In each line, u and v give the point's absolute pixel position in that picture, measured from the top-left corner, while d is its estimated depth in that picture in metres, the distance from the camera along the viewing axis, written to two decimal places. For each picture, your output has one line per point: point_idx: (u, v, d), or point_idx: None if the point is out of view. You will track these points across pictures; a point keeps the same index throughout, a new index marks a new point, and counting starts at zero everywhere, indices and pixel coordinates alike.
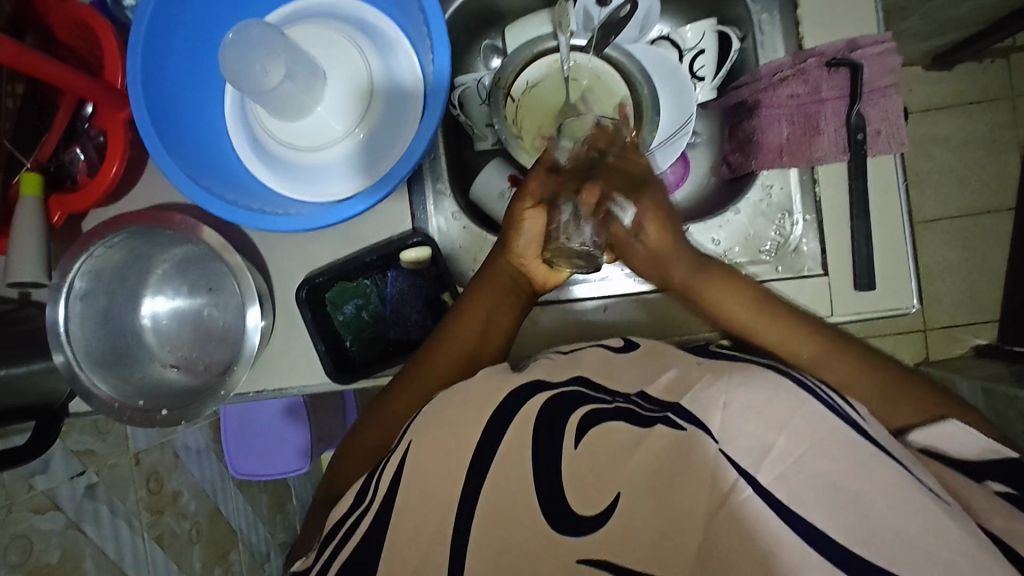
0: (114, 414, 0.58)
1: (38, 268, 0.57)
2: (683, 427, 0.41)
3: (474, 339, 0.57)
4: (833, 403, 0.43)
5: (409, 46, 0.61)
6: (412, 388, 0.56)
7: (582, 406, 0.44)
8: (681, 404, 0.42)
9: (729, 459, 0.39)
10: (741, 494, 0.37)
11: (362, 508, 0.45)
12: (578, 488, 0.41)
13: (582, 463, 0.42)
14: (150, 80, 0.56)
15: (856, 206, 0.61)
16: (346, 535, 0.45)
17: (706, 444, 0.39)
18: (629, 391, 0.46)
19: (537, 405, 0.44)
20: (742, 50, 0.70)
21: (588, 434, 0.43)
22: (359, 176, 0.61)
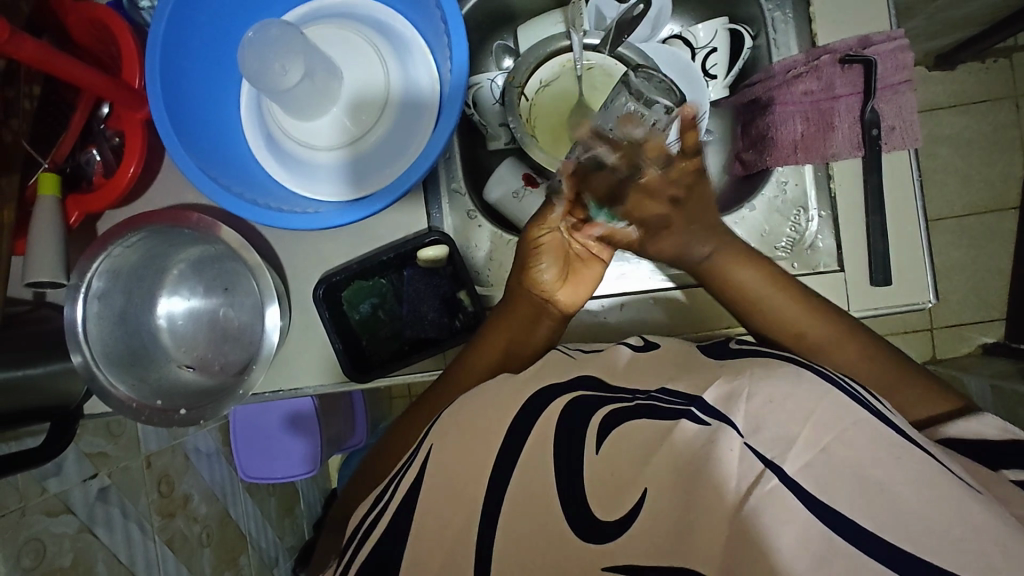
0: (132, 414, 0.58)
1: (57, 268, 0.57)
2: (709, 422, 0.40)
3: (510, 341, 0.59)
4: (857, 395, 0.42)
5: (424, 46, 0.61)
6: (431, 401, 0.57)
7: (604, 407, 0.44)
8: (705, 398, 0.42)
9: (755, 453, 0.37)
10: (768, 484, 0.36)
11: (384, 506, 0.46)
12: (599, 493, 0.40)
13: (603, 469, 0.41)
14: (167, 81, 0.56)
15: (870, 201, 0.62)
16: (370, 530, 0.45)
17: (730, 437, 0.38)
18: (648, 388, 0.45)
19: (552, 418, 0.44)
20: (755, 48, 0.70)
21: (608, 437, 0.42)
22: (373, 174, 0.61)
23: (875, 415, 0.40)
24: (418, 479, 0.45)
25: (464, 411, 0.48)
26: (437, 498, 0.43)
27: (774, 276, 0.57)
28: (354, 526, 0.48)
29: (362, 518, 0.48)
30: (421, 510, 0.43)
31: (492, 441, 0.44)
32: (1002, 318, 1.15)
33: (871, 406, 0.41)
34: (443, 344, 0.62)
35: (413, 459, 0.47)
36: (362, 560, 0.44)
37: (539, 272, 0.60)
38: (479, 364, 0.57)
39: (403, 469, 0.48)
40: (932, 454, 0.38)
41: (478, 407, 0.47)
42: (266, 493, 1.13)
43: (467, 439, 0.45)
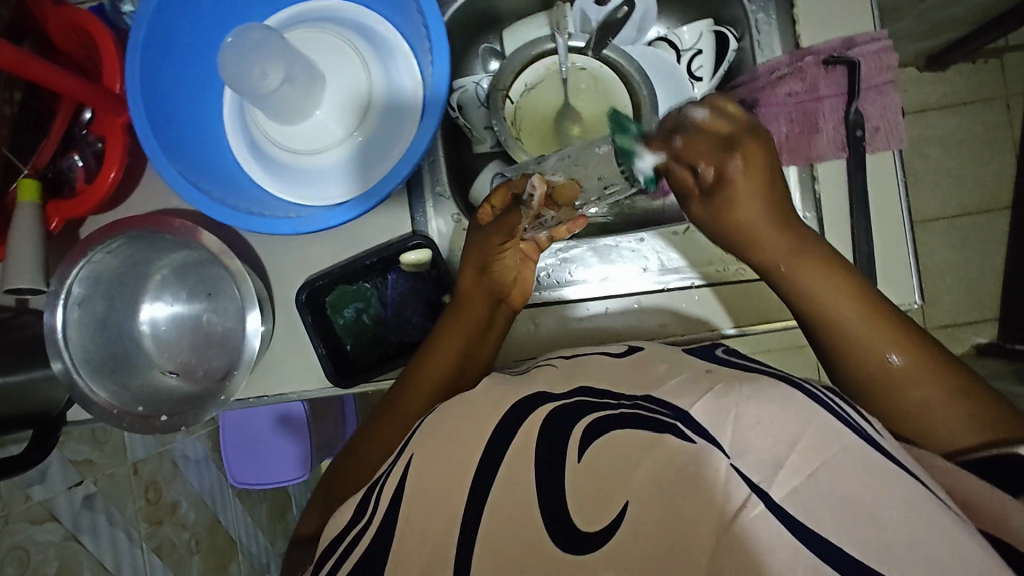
0: (113, 421, 0.57)
1: (37, 274, 0.57)
2: (694, 440, 0.39)
3: (472, 340, 0.58)
4: (836, 409, 0.41)
5: (406, 49, 0.61)
6: (395, 419, 0.55)
7: (585, 417, 0.43)
8: (692, 413, 0.42)
9: (742, 475, 0.37)
10: (754, 510, 0.35)
11: (367, 516, 0.45)
12: (583, 505, 0.40)
13: (587, 479, 0.40)
14: (148, 86, 0.56)
15: (856, 202, 0.61)
16: (349, 547, 0.44)
17: (716, 458, 0.38)
18: (634, 394, 0.45)
19: (537, 422, 0.44)
20: (739, 51, 0.69)
21: (592, 446, 0.41)
22: (355, 179, 0.61)
23: (861, 436, 0.39)
24: (397, 487, 0.44)
25: (446, 419, 0.47)
26: (417, 507, 0.43)
27: (833, 269, 0.52)
28: (334, 535, 0.47)
29: (339, 531, 0.47)
30: (401, 518, 0.43)
31: (473, 447, 0.44)
32: (996, 317, 1.14)
33: (856, 427, 0.40)
34: None
35: (392, 469, 0.47)
36: (341, 569, 0.43)
37: (496, 276, 0.60)
38: (433, 369, 0.57)
39: (381, 478, 0.47)
40: (907, 469, 0.38)
41: (460, 416, 0.47)
42: (257, 499, 1.12)
43: (446, 446, 0.45)
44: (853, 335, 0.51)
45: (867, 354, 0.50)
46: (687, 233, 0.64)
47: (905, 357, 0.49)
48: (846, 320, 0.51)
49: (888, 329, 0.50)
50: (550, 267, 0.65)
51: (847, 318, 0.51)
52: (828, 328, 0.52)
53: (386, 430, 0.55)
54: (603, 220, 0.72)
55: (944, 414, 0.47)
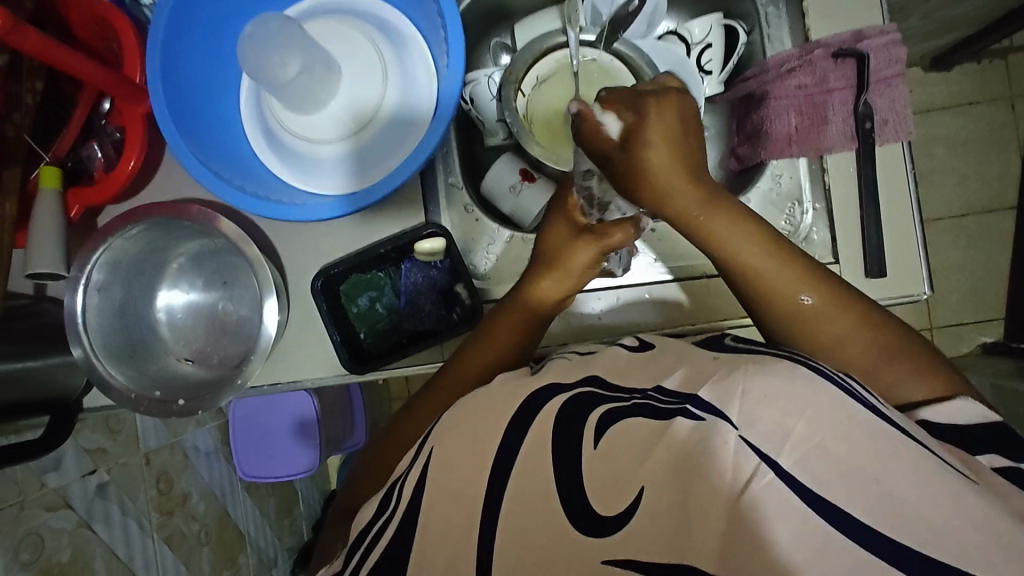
0: (130, 405, 0.58)
1: (58, 259, 0.57)
2: (703, 417, 0.40)
3: (497, 354, 0.57)
4: (850, 389, 0.41)
5: (421, 40, 0.62)
6: (423, 418, 0.57)
7: (601, 406, 0.44)
8: (701, 396, 0.42)
9: (751, 446, 0.38)
10: (763, 479, 0.36)
11: (386, 515, 0.46)
12: (598, 487, 0.41)
13: (602, 464, 0.41)
14: (168, 76, 0.57)
15: (865, 193, 0.62)
16: (373, 540, 0.45)
17: (726, 431, 0.39)
18: (644, 387, 0.46)
19: (556, 407, 0.45)
20: (750, 44, 0.70)
21: (608, 432, 0.42)
22: (371, 167, 0.62)
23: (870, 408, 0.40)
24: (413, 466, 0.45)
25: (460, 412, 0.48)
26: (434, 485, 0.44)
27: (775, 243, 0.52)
28: (359, 532, 0.48)
29: (363, 527, 0.48)
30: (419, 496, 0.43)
31: (490, 431, 0.45)
32: (1001, 317, 1.15)
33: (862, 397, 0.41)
34: (441, 336, 0.62)
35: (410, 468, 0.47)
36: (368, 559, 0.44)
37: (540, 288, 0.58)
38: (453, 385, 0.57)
39: (402, 476, 0.48)
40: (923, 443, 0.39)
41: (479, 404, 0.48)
42: (265, 493, 1.14)
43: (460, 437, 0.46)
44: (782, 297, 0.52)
45: (791, 311, 0.51)
46: None
47: (828, 316, 0.51)
48: (773, 283, 0.52)
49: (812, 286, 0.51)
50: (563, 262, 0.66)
51: (773, 281, 0.52)
52: (760, 295, 0.52)
53: (419, 419, 0.57)
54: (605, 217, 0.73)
55: (883, 374, 0.49)
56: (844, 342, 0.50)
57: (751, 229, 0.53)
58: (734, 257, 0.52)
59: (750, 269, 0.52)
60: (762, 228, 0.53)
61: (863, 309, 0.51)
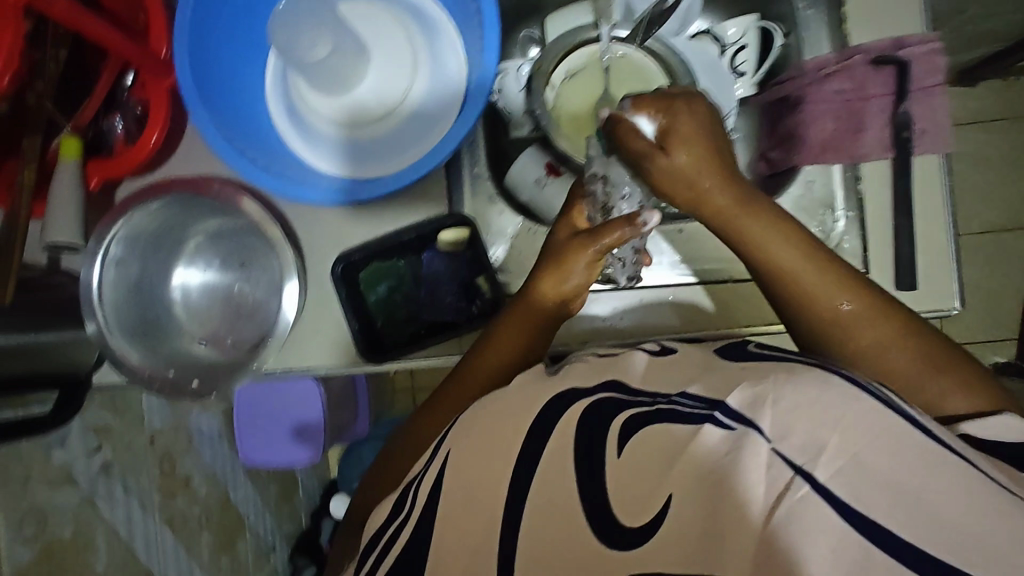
0: (144, 383, 0.57)
1: (76, 232, 0.56)
2: (732, 427, 0.38)
3: (515, 357, 0.55)
4: (885, 398, 0.39)
5: (453, 27, 0.61)
6: (435, 415, 0.56)
7: (623, 412, 0.43)
8: (727, 403, 0.40)
9: (784, 458, 0.36)
10: (798, 492, 0.34)
11: (402, 517, 0.47)
12: (624, 497, 0.39)
13: (626, 473, 0.40)
14: (196, 50, 0.55)
15: (899, 204, 0.61)
16: (390, 540, 0.46)
17: (756, 442, 0.37)
18: (669, 392, 0.44)
19: (576, 416, 0.43)
20: (785, 46, 0.69)
21: (630, 439, 0.41)
22: (398, 154, 0.61)
23: (909, 419, 0.38)
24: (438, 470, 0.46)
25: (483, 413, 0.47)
26: None
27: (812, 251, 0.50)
28: (374, 532, 0.49)
29: (379, 528, 0.49)
30: None
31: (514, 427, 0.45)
32: (1017, 337, 1.13)
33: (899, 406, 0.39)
34: (462, 329, 0.61)
35: (428, 466, 0.48)
36: (384, 566, 0.45)
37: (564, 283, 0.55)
38: (469, 386, 0.55)
39: (418, 476, 0.49)
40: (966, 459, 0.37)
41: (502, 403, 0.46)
42: (266, 479, 1.13)
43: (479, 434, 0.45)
44: (813, 300, 0.50)
45: (828, 318, 0.50)
46: None
47: (867, 323, 0.49)
48: (813, 287, 0.50)
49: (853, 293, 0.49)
50: None
51: (811, 286, 0.50)
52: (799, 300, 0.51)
53: (437, 414, 0.56)
54: None
55: (921, 386, 0.48)
56: (884, 350, 0.49)
57: (786, 233, 0.51)
58: (774, 262, 0.51)
59: (782, 275, 0.50)
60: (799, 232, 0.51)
61: (897, 317, 0.49)
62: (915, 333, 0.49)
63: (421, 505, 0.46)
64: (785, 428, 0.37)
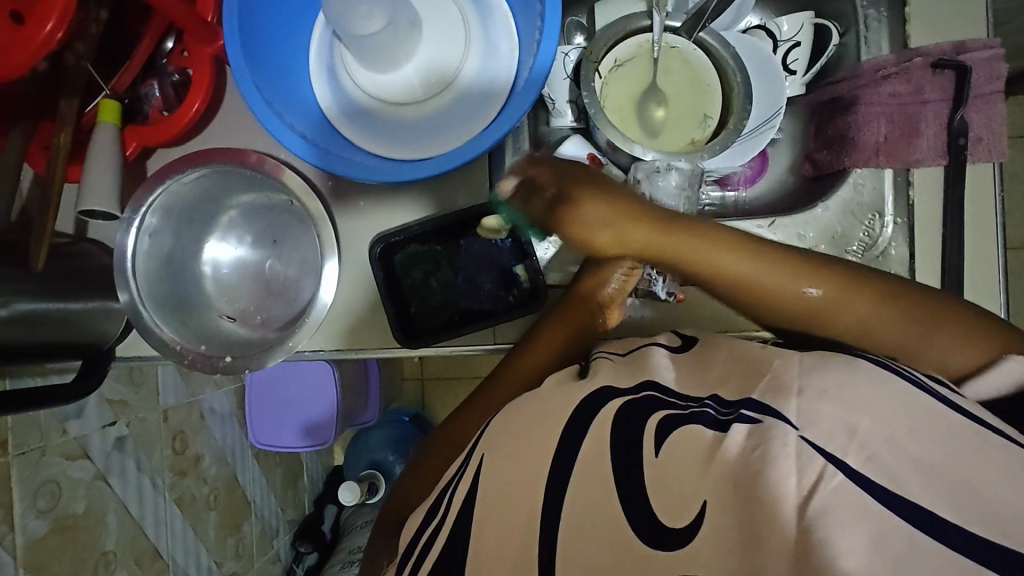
0: (176, 357, 0.55)
1: (110, 198, 0.54)
2: (760, 419, 0.34)
3: (553, 358, 0.55)
4: (920, 383, 0.37)
5: (506, 7, 0.59)
6: (474, 415, 0.56)
7: (659, 411, 0.39)
8: (753, 399, 0.37)
9: (814, 447, 0.32)
10: (832, 482, 0.30)
11: (437, 522, 0.44)
12: (664, 498, 0.34)
13: (665, 473, 0.35)
14: (246, 16, 0.53)
15: (950, 212, 0.60)
16: (427, 544, 0.44)
17: (784, 431, 0.33)
18: (700, 397, 0.41)
19: (612, 412, 0.40)
20: (840, 46, 0.67)
21: (667, 439, 0.37)
22: (445, 135, 0.59)
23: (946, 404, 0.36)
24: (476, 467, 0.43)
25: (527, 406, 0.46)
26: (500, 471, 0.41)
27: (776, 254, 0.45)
28: (411, 534, 0.47)
29: (415, 532, 0.47)
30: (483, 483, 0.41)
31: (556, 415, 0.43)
32: None
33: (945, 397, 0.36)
34: (501, 316, 0.59)
35: (463, 468, 0.46)
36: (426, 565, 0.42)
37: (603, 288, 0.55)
38: (507, 388, 0.55)
39: (455, 476, 0.46)
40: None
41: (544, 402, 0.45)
42: (272, 462, 1.12)
43: (524, 424, 0.44)
44: (769, 293, 0.45)
45: (801, 309, 0.44)
46: (772, 227, 0.63)
47: (846, 303, 0.43)
48: (773, 283, 0.45)
49: (815, 279, 0.44)
50: None
51: (772, 285, 0.45)
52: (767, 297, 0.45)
53: (478, 413, 0.56)
54: None
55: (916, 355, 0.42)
56: (870, 329, 0.43)
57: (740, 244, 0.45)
58: (722, 276, 0.46)
59: (742, 282, 0.45)
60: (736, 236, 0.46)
61: (869, 287, 0.44)
62: (887, 295, 0.43)
63: (459, 504, 0.43)
64: (813, 416, 0.34)
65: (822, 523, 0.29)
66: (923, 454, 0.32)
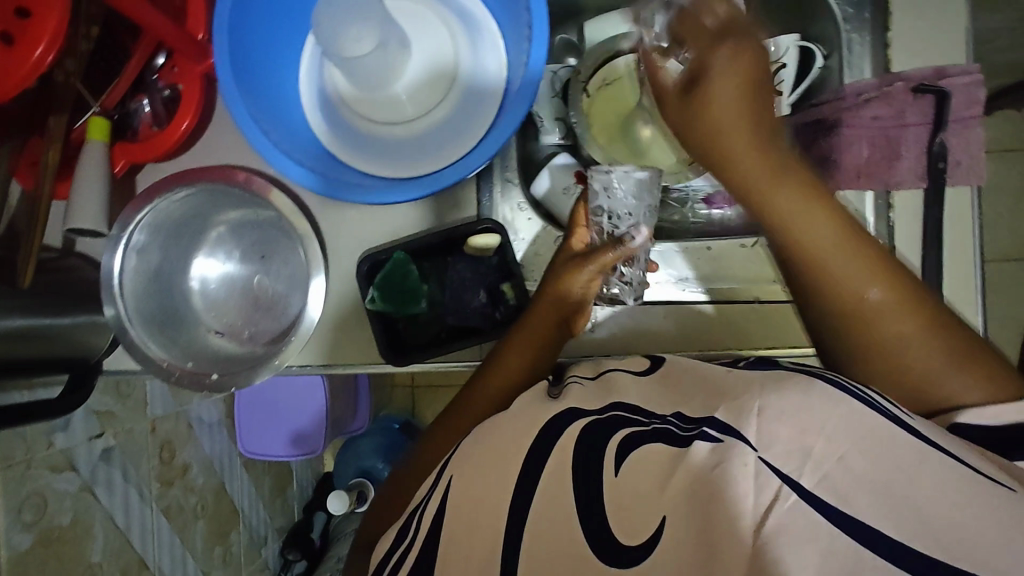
0: (163, 374, 0.57)
1: (98, 217, 0.55)
2: (719, 439, 0.35)
3: (521, 372, 0.55)
4: (864, 397, 0.38)
5: (495, 28, 0.60)
6: (445, 432, 0.56)
7: (621, 430, 0.41)
8: (715, 417, 0.37)
9: (772, 467, 0.33)
10: (787, 502, 0.31)
11: (408, 540, 0.45)
12: (622, 516, 0.36)
13: (624, 493, 0.37)
14: (235, 37, 0.54)
15: (930, 235, 0.61)
16: (400, 558, 0.44)
17: (743, 452, 0.34)
18: (664, 412, 0.42)
19: (575, 433, 0.42)
20: (825, 69, 0.69)
21: (626, 460, 0.38)
22: (433, 154, 0.60)
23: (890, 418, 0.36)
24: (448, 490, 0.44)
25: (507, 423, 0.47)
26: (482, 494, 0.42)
27: (854, 233, 0.44)
28: (381, 557, 0.48)
29: (385, 553, 0.47)
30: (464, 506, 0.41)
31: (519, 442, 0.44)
32: None
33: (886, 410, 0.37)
34: (488, 334, 0.60)
35: (432, 493, 0.46)
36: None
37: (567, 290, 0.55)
38: (478, 402, 0.55)
39: (423, 501, 0.47)
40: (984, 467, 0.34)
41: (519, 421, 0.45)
42: (261, 470, 1.12)
43: (504, 446, 0.44)
44: (836, 281, 0.44)
45: (851, 303, 0.44)
46: (755, 246, 0.65)
47: (898, 312, 0.43)
48: (830, 274, 0.44)
49: (882, 282, 0.43)
50: None
51: (836, 272, 0.44)
52: (819, 281, 0.45)
53: (450, 432, 0.55)
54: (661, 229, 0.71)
55: (943, 383, 0.42)
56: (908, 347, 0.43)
57: (835, 221, 0.44)
58: (799, 245, 0.44)
59: (813, 263, 0.45)
60: (845, 218, 0.45)
61: (925, 307, 0.44)
62: (928, 318, 0.43)
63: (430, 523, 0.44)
64: (772, 437, 0.34)
65: (775, 542, 0.30)
66: (869, 472, 0.33)
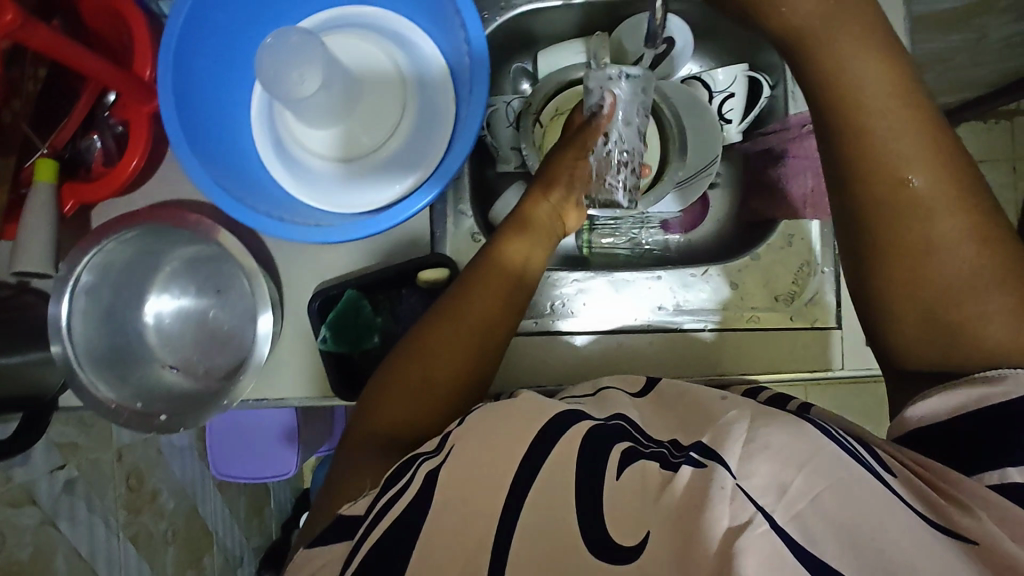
0: (111, 416, 0.56)
1: (45, 258, 0.55)
2: (704, 463, 0.36)
3: (473, 360, 0.53)
4: (850, 449, 0.39)
5: (443, 63, 0.61)
6: (378, 412, 0.50)
7: (622, 441, 0.41)
8: (703, 442, 0.39)
9: (749, 495, 0.34)
10: (760, 528, 0.33)
11: (394, 492, 0.40)
12: (619, 517, 0.36)
13: (625, 496, 0.37)
14: (179, 82, 0.54)
15: None
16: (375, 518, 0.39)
17: (722, 477, 0.35)
18: (663, 439, 0.42)
19: (582, 432, 0.40)
20: (772, 98, 0.70)
21: (629, 465, 0.39)
22: (384, 187, 0.60)
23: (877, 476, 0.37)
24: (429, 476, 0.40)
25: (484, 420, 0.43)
26: None
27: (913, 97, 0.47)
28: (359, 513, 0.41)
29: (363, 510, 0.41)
30: None
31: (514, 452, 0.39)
32: None
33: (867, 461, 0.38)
34: None
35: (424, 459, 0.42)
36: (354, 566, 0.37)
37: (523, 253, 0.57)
38: (426, 379, 0.52)
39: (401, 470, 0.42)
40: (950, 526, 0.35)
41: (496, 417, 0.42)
42: (235, 491, 1.12)
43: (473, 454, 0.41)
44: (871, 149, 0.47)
45: (891, 190, 0.46)
46: (704, 276, 0.64)
47: (942, 205, 0.45)
48: (875, 143, 0.46)
49: (925, 171, 0.45)
50: (565, 295, 0.64)
51: (882, 148, 0.46)
52: (860, 167, 0.47)
53: (391, 407, 0.51)
54: (622, 253, 0.73)
55: (969, 295, 0.44)
56: (941, 248, 0.45)
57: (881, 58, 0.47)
58: (842, 89, 0.48)
59: (858, 123, 0.47)
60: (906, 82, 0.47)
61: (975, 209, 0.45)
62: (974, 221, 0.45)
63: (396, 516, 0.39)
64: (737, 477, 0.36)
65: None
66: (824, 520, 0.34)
